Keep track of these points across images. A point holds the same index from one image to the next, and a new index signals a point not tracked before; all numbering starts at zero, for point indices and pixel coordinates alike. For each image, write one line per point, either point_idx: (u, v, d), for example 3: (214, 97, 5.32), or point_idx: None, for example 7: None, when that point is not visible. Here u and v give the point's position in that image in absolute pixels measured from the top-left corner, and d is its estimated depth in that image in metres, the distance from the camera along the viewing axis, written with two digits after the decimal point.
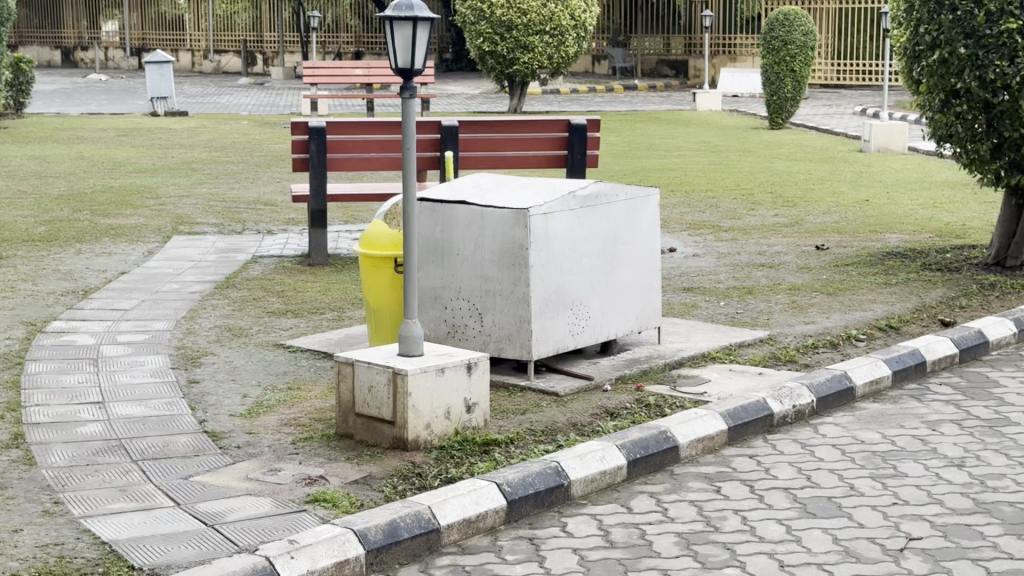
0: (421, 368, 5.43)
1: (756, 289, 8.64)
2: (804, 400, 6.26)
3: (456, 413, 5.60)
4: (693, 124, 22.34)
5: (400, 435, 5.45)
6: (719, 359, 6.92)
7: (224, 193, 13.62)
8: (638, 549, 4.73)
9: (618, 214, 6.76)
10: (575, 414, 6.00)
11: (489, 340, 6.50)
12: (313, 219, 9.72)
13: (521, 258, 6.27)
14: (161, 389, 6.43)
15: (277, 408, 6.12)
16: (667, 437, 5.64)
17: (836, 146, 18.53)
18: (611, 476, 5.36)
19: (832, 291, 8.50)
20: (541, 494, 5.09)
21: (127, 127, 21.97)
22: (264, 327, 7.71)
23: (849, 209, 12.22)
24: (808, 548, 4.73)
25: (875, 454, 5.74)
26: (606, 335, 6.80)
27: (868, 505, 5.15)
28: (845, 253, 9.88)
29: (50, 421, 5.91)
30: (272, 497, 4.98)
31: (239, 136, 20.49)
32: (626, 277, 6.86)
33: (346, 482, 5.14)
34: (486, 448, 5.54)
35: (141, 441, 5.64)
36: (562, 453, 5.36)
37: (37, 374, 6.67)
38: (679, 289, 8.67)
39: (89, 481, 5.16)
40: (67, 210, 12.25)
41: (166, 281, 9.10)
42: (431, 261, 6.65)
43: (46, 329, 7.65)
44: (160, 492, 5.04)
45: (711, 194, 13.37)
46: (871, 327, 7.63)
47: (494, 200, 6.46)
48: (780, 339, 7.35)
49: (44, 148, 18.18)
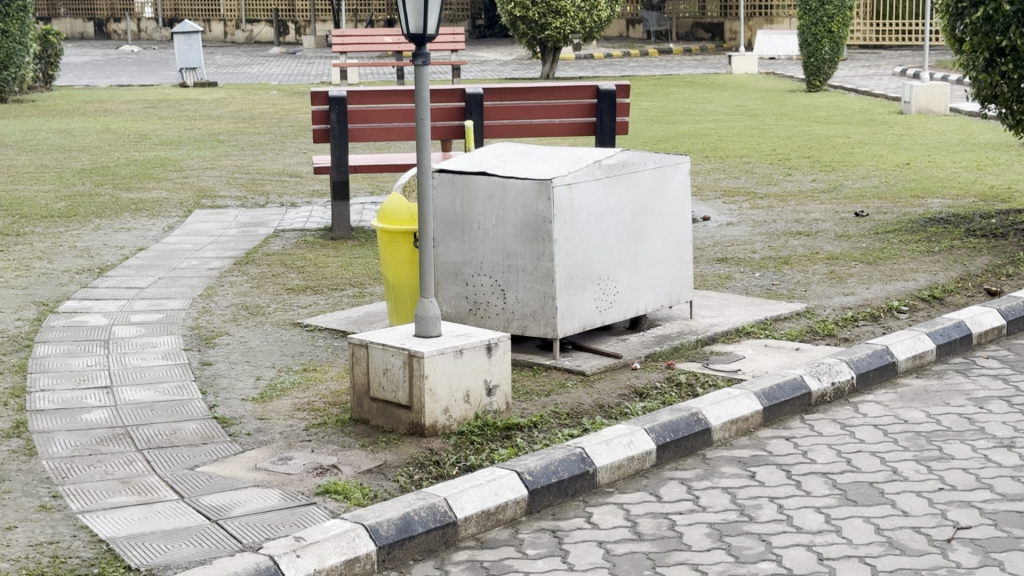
0: (439, 351, 5.15)
1: (793, 259, 8.31)
2: (843, 377, 5.95)
3: (476, 396, 5.32)
4: (728, 88, 21.94)
5: (417, 420, 5.18)
6: (754, 334, 6.61)
7: (249, 165, 13.36)
8: (667, 542, 4.45)
9: (647, 183, 6.45)
10: (602, 394, 5.72)
11: (513, 318, 6.22)
12: (335, 191, 9.47)
13: (545, 231, 5.98)
14: (172, 371, 6.19)
15: (291, 390, 5.87)
16: (698, 419, 5.35)
17: (875, 107, 18.11)
18: (639, 462, 5.08)
19: (873, 260, 8.16)
20: (564, 483, 4.81)
21: (156, 99, 21.76)
22: (282, 305, 7.45)
23: (889, 173, 11.85)
24: (849, 540, 4.44)
25: (919, 435, 5.43)
26: (636, 310, 6.51)
27: (912, 491, 4.84)
28: (884, 220, 9.53)
29: (55, 407, 5.67)
30: (281, 488, 4.72)
31: (268, 106, 20.24)
32: (655, 249, 6.55)
33: (359, 472, 4.89)
34: (507, 433, 5.27)
35: (149, 429, 5.39)
36: (587, 438, 5.07)
37: (45, 357, 6.45)
38: (711, 260, 8.35)
39: (90, 473, 4.92)
40: (89, 184, 12.03)
41: (185, 257, 8.86)
42: (451, 236, 6.36)
43: (59, 309, 7.42)
44: (164, 485, 4.80)
45: (746, 160, 13.01)
46: (913, 298, 7.30)
47: (515, 170, 6.16)
48: (818, 312, 7.04)
49: (70, 121, 17.98)
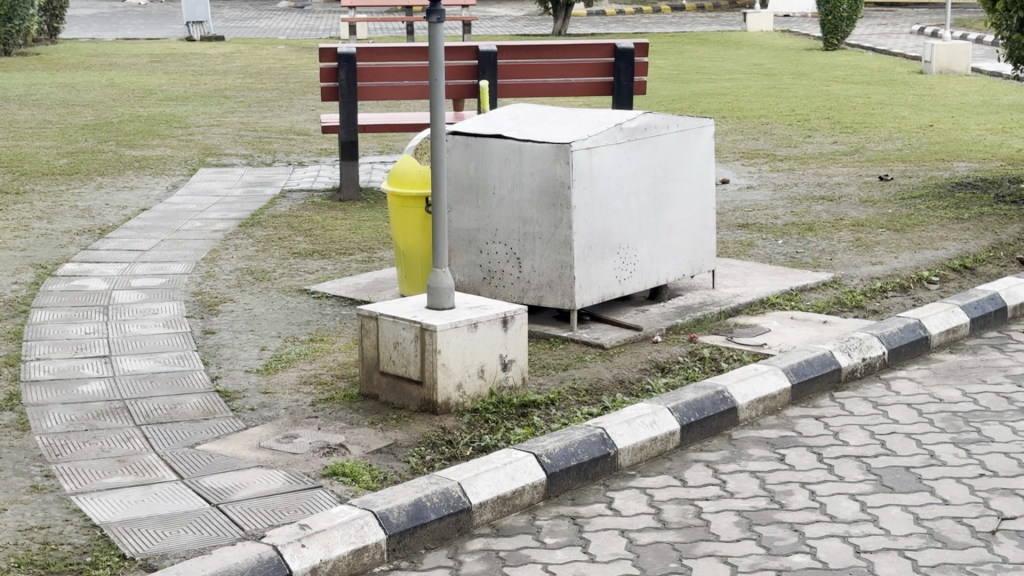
0: (452, 324, 4.90)
1: (817, 225, 8.04)
2: (874, 352, 5.68)
3: (491, 371, 5.07)
4: (743, 46, 21.60)
5: (429, 397, 4.94)
6: (780, 306, 6.35)
7: (256, 123, 13.08)
8: (694, 532, 4.20)
9: (670, 147, 6.17)
10: (622, 369, 5.47)
11: (529, 288, 5.96)
12: (344, 151, 9.16)
13: (563, 197, 5.71)
14: (173, 340, 5.94)
15: (297, 362, 5.63)
16: (724, 397, 5.09)
17: (895, 66, 17.77)
18: (662, 443, 4.83)
19: (900, 227, 7.88)
20: (584, 466, 4.56)
21: (162, 52, 21.43)
22: (288, 270, 7.19)
23: (912, 135, 11.55)
24: (887, 531, 4.18)
25: (956, 415, 5.17)
26: (656, 280, 6.25)
27: (951, 477, 4.59)
28: (910, 184, 9.26)
29: (50, 378, 5.43)
30: (286, 469, 4.48)
31: (276, 61, 19.95)
32: (677, 217, 6.28)
33: (368, 452, 4.64)
34: (523, 411, 5.03)
35: (148, 403, 5.14)
36: (607, 418, 4.82)
37: (42, 324, 6.19)
38: (732, 226, 8.07)
39: (85, 450, 4.67)
40: (92, 141, 11.77)
41: (189, 218, 8.60)
42: (465, 201, 6.09)
43: (58, 272, 7.17)
44: (163, 464, 4.55)
45: (764, 120, 12.70)
46: (943, 268, 7.02)
47: (533, 133, 5.88)
48: (845, 283, 6.76)
49: (75, 74, 17.71)
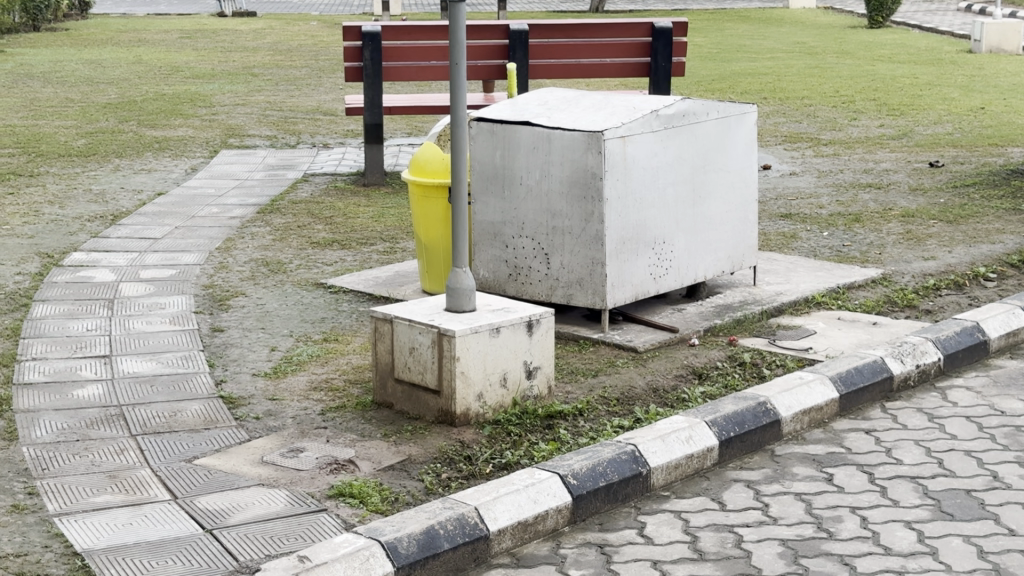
0: (472, 329, 4.52)
1: (864, 215, 7.61)
2: (928, 358, 5.27)
3: (514, 380, 4.69)
4: (786, 23, 21.09)
5: (446, 408, 4.57)
6: (826, 305, 5.94)
7: (282, 102, 12.72)
8: (733, 564, 3.80)
9: (710, 134, 5.76)
10: (655, 376, 5.08)
11: (557, 286, 5.57)
12: (368, 134, 8.79)
13: (594, 189, 5.33)
14: (179, 339, 5.58)
15: (308, 365, 5.27)
16: (767, 409, 4.69)
17: (942, 45, 17.25)
18: (699, 460, 4.44)
19: (953, 218, 7.44)
20: (614, 487, 4.18)
21: (192, 28, 21.11)
22: (305, 262, 6.83)
23: (962, 118, 11.06)
24: (949, 566, 3.77)
25: (1020, 431, 4.75)
26: (694, 277, 5.85)
27: (1017, 503, 4.17)
28: (962, 171, 8.81)
29: (45, 380, 5.08)
30: (288, 489, 4.12)
31: (307, 38, 19.60)
32: (716, 210, 5.88)
33: (379, 469, 4.27)
34: (549, 423, 4.65)
35: (146, 410, 4.79)
36: (640, 433, 4.44)
37: (42, 319, 5.84)
38: (774, 216, 7.65)
39: (73, 464, 4.32)
40: (113, 120, 11.44)
41: (205, 204, 8.25)
42: (490, 191, 5.70)
43: (64, 261, 6.83)
44: (156, 481, 4.19)
45: (807, 102, 12.24)
46: (1001, 264, 6.58)
47: (563, 119, 5.49)
48: (895, 280, 6.34)
49: (102, 51, 17.42)
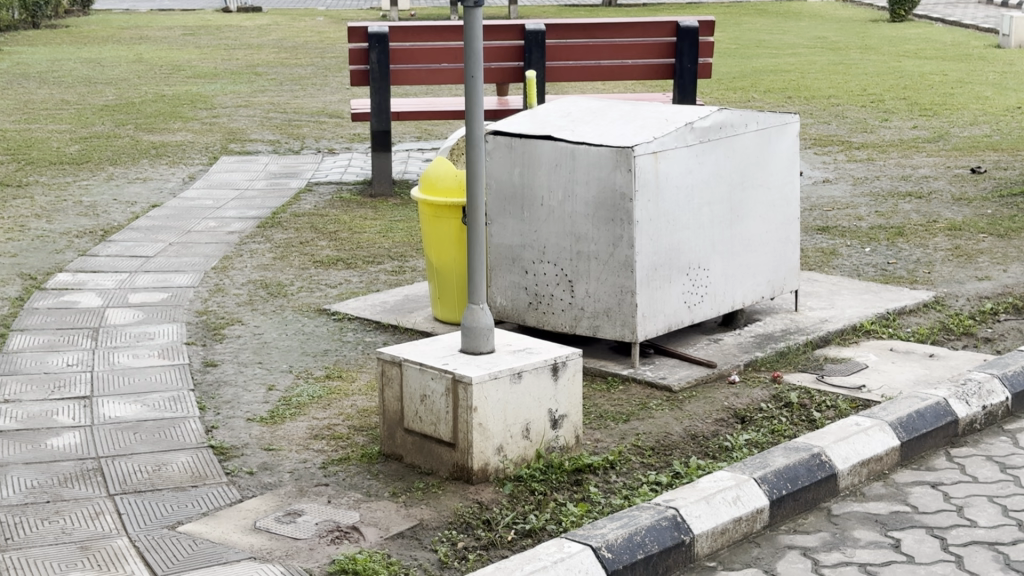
0: (491, 375, 4.02)
1: (908, 228, 7.09)
2: (995, 399, 4.75)
3: (538, 430, 4.19)
4: (805, 16, 20.57)
5: (462, 463, 4.06)
6: (876, 334, 5.43)
7: (286, 103, 12.23)
8: None
9: (749, 149, 5.25)
10: (694, 420, 4.57)
11: (583, 316, 5.06)
12: (375, 142, 8.29)
13: (623, 211, 4.82)
14: (166, 377, 5.07)
15: (308, 408, 4.77)
16: (821, 462, 4.19)
17: (970, 40, 16.70)
18: (748, 524, 3.93)
19: (1003, 232, 6.93)
20: (653, 559, 3.67)
21: (196, 24, 20.62)
22: (308, 283, 6.33)
23: (998, 118, 10.54)
24: None
25: None
26: (731, 304, 5.33)
27: None
28: (1006, 177, 8.29)
29: (17, 428, 4.57)
30: (283, 563, 3.60)
31: (314, 34, 19.10)
32: (755, 229, 5.36)
33: (387, 537, 3.76)
34: (577, 478, 4.15)
35: (127, 464, 4.29)
36: (681, 493, 3.93)
37: (19, 353, 5.34)
38: (811, 230, 7.14)
39: (41, 533, 3.80)
40: (109, 124, 10.96)
41: (203, 216, 7.77)
42: (508, 212, 5.20)
43: (48, 284, 6.34)
44: (133, 552, 3.67)
45: (834, 101, 11.71)
46: None
47: (588, 133, 4.98)
48: (949, 303, 5.82)
49: (102, 49, 16.94)
